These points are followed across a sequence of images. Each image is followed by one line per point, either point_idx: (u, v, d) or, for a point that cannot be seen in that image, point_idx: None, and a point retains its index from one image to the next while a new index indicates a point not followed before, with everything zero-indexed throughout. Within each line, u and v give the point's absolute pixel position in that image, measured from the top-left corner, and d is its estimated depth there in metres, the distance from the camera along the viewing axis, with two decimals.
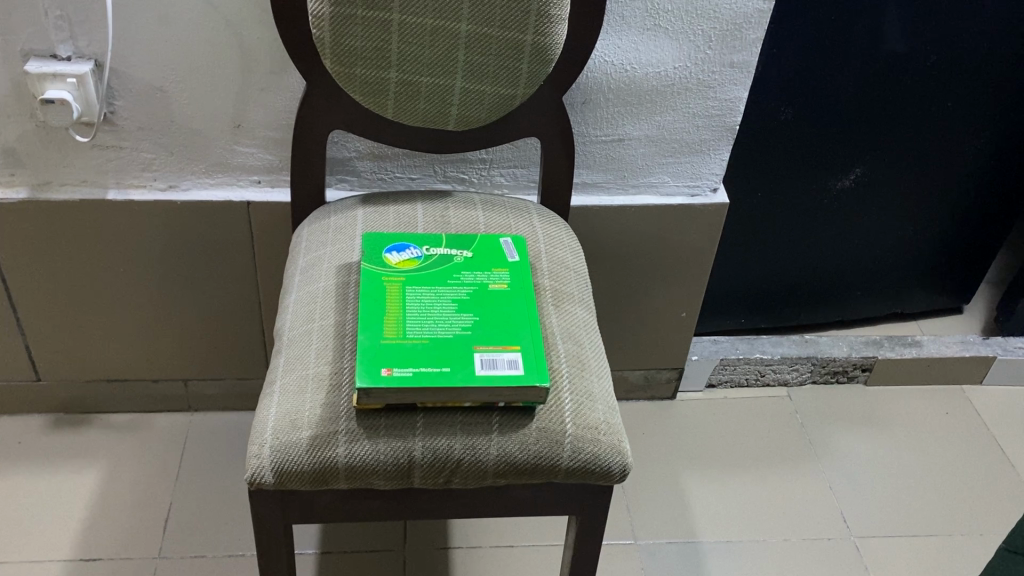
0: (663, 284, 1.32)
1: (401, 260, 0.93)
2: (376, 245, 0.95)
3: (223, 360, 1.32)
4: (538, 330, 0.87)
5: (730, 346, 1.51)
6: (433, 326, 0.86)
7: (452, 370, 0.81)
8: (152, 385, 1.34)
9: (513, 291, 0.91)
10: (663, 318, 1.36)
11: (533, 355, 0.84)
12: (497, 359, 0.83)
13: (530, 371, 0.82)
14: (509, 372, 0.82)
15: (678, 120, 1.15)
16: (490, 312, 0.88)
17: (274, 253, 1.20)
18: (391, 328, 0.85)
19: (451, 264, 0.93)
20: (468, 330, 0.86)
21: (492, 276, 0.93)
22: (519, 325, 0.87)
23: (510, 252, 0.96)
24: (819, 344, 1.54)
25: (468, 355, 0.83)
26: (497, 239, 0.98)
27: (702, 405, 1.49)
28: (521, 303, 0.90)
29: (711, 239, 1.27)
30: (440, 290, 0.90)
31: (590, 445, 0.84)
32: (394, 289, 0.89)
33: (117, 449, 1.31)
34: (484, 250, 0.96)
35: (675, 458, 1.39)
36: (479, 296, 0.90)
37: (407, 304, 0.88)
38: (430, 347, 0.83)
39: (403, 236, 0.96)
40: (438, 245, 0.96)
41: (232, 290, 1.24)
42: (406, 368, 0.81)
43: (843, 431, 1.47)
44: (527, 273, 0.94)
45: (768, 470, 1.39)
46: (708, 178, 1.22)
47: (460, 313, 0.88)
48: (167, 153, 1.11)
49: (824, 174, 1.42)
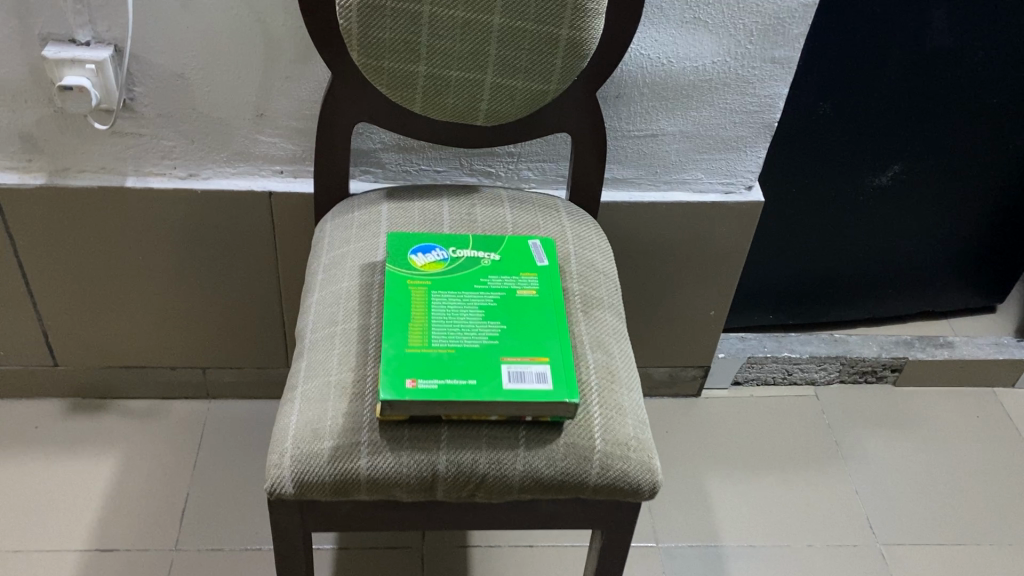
0: (692, 282, 1.28)
1: (427, 262, 0.90)
2: (399, 245, 0.92)
3: (242, 349, 1.30)
4: (569, 341, 0.85)
5: (757, 344, 1.47)
6: (460, 333, 0.83)
7: (479, 383, 0.79)
8: (170, 372, 1.32)
9: (543, 298, 0.88)
10: (692, 316, 1.33)
11: (562, 368, 0.81)
12: (525, 372, 0.80)
13: (559, 386, 0.79)
14: (537, 386, 0.79)
15: (714, 116, 1.11)
16: (518, 321, 0.85)
17: (294, 243, 1.18)
18: (415, 336, 0.82)
19: (478, 267, 0.90)
20: (495, 340, 0.83)
21: (521, 282, 0.89)
22: (549, 336, 0.84)
23: (539, 255, 0.92)
24: (849, 344, 1.50)
25: (496, 367, 0.80)
26: (525, 240, 0.94)
27: (726, 403, 1.46)
28: (549, 313, 0.87)
29: (743, 238, 1.23)
30: (467, 296, 0.87)
31: (619, 462, 0.82)
32: (419, 294, 0.86)
33: (133, 437, 1.29)
34: (512, 252, 0.92)
35: (698, 458, 1.37)
36: (507, 302, 0.87)
37: (433, 310, 0.85)
38: (457, 358, 0.81)
39: (428, 237, 0.93)
40: (465, 246, 0.92)
41: (251, 280, 1.22)
42: (432, 380, 0.78)
43: (871, 434, 1.44)
44: (556, 279, 0.91)
45: (793, 472, 1.36)
46: (744, 176, 1.18)
47: (487, 321, 0.85)
48: (188, 141, 1.08)
49: (862, 170, 1.37)
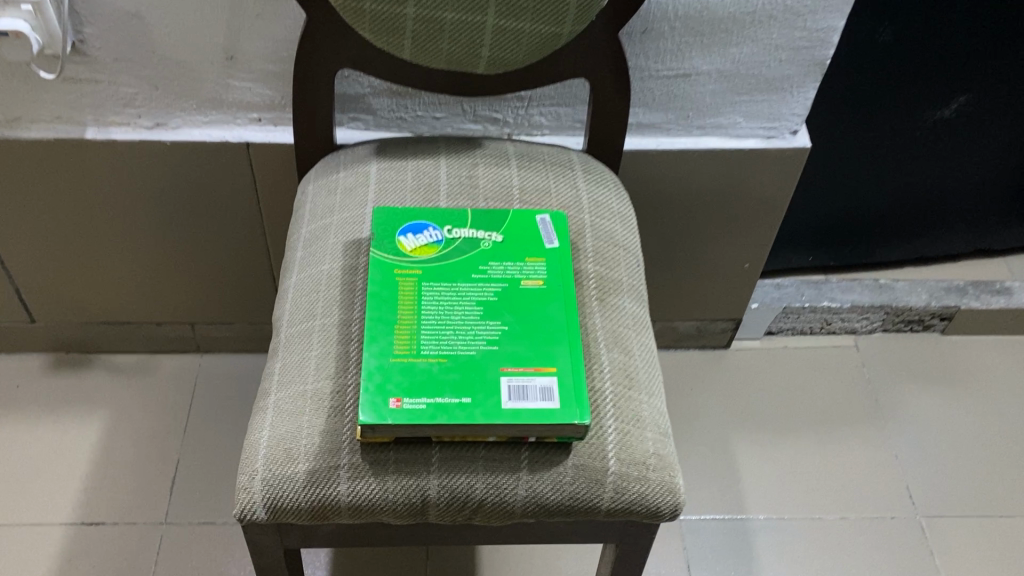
0: (724, 234, 1.15)
1: (418, 246, 0.78)
2: (387, 223, 0.79)
3: (232, 305, 1.20)
4: (580, 345, 0.73)
5: (795, 292, 1.35)
6: (453, 338, 0.72)
7: (474, 403, 0.68)
8: (156, 328, 1.23)
9: (550, 291, 0.76)
10: (723, 268, 1.20)
11: (571, 382, 0.70)
12: (527, 387, 0.69)
13: (567, 405, 0.69)
14: (540, 405, 0.68)
15: (757, 53, 0.95)
16: (521, 321, 0.73)
17: (280, 196, 1.06)
18: (403, 343, 0.71)
19: (476, 253, 0.78)
20: (494, 347, 0.72)
21: (526, 269, 0.77)
22: (556, 339, 0.73)
23: (548, 236, 0.80)
24: (894, 291, 1.37)
25: (494, 382, 0.69)
26: (532, 215, 0.81)
27: (758, 355, 1.35)
28: (558, 309, 0.75)
29: (785, 187, 1.09)
30: (464, 289, 0.75)
31: (635, 485, 0.71)
32: (409, 287, 0.75)
33: (120, 397, 1.22)
34: (516, 231, 0.80)
35: (725, 419, 1.27)
36: (509, 296, 0.75)
37: (424, 308, 0.73)
38: (449, 370, 0.70)
39: (421, 213, 0.81)
40: (462, 225, 0.80)
41: (236, 234, 1.11)
42: (420, 400, 0.68)
43: (915, 389, 1.33)
44: (567, 265, 0.78)
45: (828, 434, 1.26)
46: (788, 120, 1.03)
47: (485, 320, 0.73)
48: (151, 88, 0.94)
49: (922, 102, 1.21)
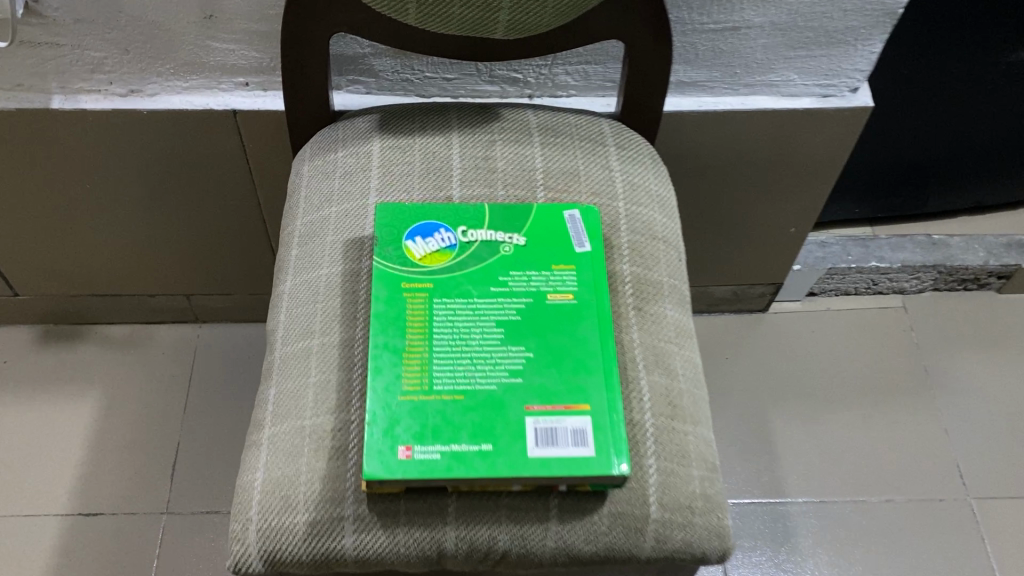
0: (768, 198, 1.04)
1: (429, 253, 0.67)
2: (392, 224, 0.69)
3: (229, 277, 1.11)
4: (616, 373, 0.64)
5: (840, 251, 1.24)
6: (471, 369, 0.62)
7: (495, 451, 0.59)
8: (149, 300, 1.14)
9: (582, 306, 0.66)
10: (765, 232, 1.09)
11: (607, 422, 0.61)
12: (555, 430, 0.60)
13: (601, 451, 0.59)
14: (571, 452, 0.59)
15: (819, 4, 0.81)
16: (549, 345, 0.64)
17: (274, 167, 0.95)
18: (412, 377, 0.62)
19: (496, 260, 0.68)
20: (518, 379, 0.62)
21: (553, 280, 0.67)
22: (589, 369, 0.63)
23: (579, 237, 0.69)
24: (950, 248, 1.25)
25: (518, 425, 0.60)
26: (559, 210, 0.71)
27: (799, 319, 1.26)
28: (591, 330, 0.65)
29: (840, 148, 0.97)
30: (483, 307, 0.65)
31: (679, 531, 0.63)
32: (418, 306, 0.65)
33: (115, 373, 1.14)
34: (541, 232, 0.69)
35: (761, 391, 1.19)
36: (535, 315, 0.65)
37: (436, 332, 0.64)
38: (466, 410, 0.61)
39: (431, 210, 0.70)
40: (479, 225, 0.69)
41: (229, 205, 1.00)
42: (433, 449, 0.59)
43: (967, 356, 1.23)
44: (601, 272, 0.68)
45: (873, 407, 1.18)
46: (849, 76, 0.90)
47: (507, 345, 0.64)
48: (121, 51, 0.82)
49: (995, 41, 1.07)
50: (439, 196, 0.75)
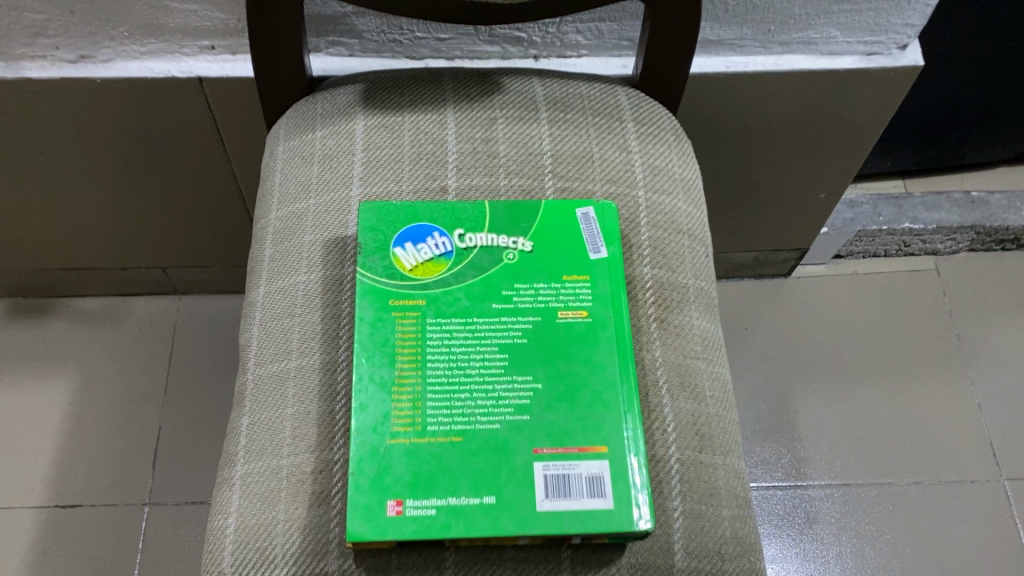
0: (799, 162, 0.94)
1: (421, 263, 0.59)
2: (378, 228, 0.60)
3: (208, 249, 1.02)
4: (636, 405, 0.55)
5: (870, 211, 1.15)
6: (471, 404, 0.54)
7: (498, 505, 0.51)
8: (123, 273, 1.05)
9: (597, 325, 0.57)
10: (793, 197, 1.00)
11: (628, 466, 0.53)
12: (567, 478, 0.52)
13: (621, 503, 0.51)
14: (586, 505, 0.51)
15: None
16: (560, 374, 0.56)
17: (249, 137, 0.85)
18: (403, 414, 0.54)
19: (498, 270, 0.59)
20: (525, 415, 0.54)
21: (564, 294, 0.58)
22: (606, 402, 0.55)
23: (593, 241, 0.60)
24: (989, 207, 1.15)
25: (525, 472, 0.52)
26: (570, 208, 0.62)
27: (823, 283, 1.17)
28: (608, 354, 0.57)
29: (882, 109, 0.87)
30: (483, 328, 0.57)
31: None
32: (409, 328, 0.56)
33: (91, 351, 1.06)
34: (550, 236, 0.60)
35: (782, 364, 1.11)
36: (544, 337, 0.57)
37: (431, 359, 0.55)
38: (466, 455, 0.53)
39: (424, 210, 0.61)
40: (478, 228, 0.61)
41: (201, 176, 0.91)
42: (427, 503, 0.51)
43: (1005, 323, 1.14)
44: (619, 282, 0.59)
45: (901, 380, 1.10)
46: (898, 32, 0.79)
47: (513, 374, 0.55)
48: (67, 14, 0.72)
49: None
50: (432, 186, 0.65)
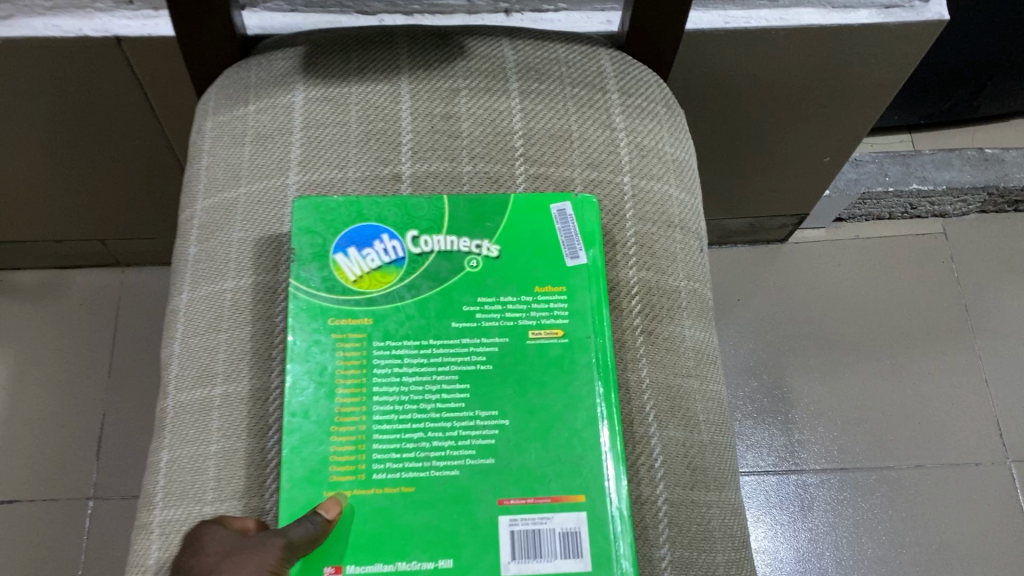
0: (802, 124, 0.84)
1: (367, 274, 0.49)
2: (315, 230, 0.50)
3: (148, 219, 0.93)
4: (620, 444, 0.47)
5: (875, 171, 1.06)
6: (424, 447, 0.45)
7: (456, 570, 0.43)
8: (57, 245, 0.96)
9: (574, 348, 0.48)
10: (793, 161, 0.91)
11: (609, 520, 0.44)
12: (538, 535, 0.44)
13: (599, 566, 0.43)
14: (558, 569, 0.43)
15: None
16: (530, 408, 0.47)
17: (182, 102, 0.75)
18: (344, 460, 0.45)
19: (458, 280, 0.49)
20: (489, 459, 0.45)
21: (536, 310, 0.49)
22: (585, 441, 0.46)
23: (570, 245, 0.50)
24: (1004, 165, 1.07)
25: (489, 528, 0.44)
26: (543, 203, 0.52)
27: (823, 249, 1.09)
28: (588, 383, 0.47)
29: (897, 67, 0.77)
30: (440, 352, 0.47)
31: None
32: (352, 353, 0.47)
33: (25, 329, 0.97)
34: (520, 238, 0.50)
35: (777, 339, 1.04)
36: (511, 363, 0.47)
37: (376, 393, 0.46)
38: (418, 510, 0.44)
39: (370, 206, 0.50)
40: (435, 228, 0.50)
41: (132, 144, 0.80)
42: (371, 569, 0.43)
43: (1015, 290, 1.06)
44: (601, 295, 0.50)
45: (903, 354, 1.03)
46: None
47: (475, 409, 0.46)
48: None
49: None
50: (383, 173, 0.56)
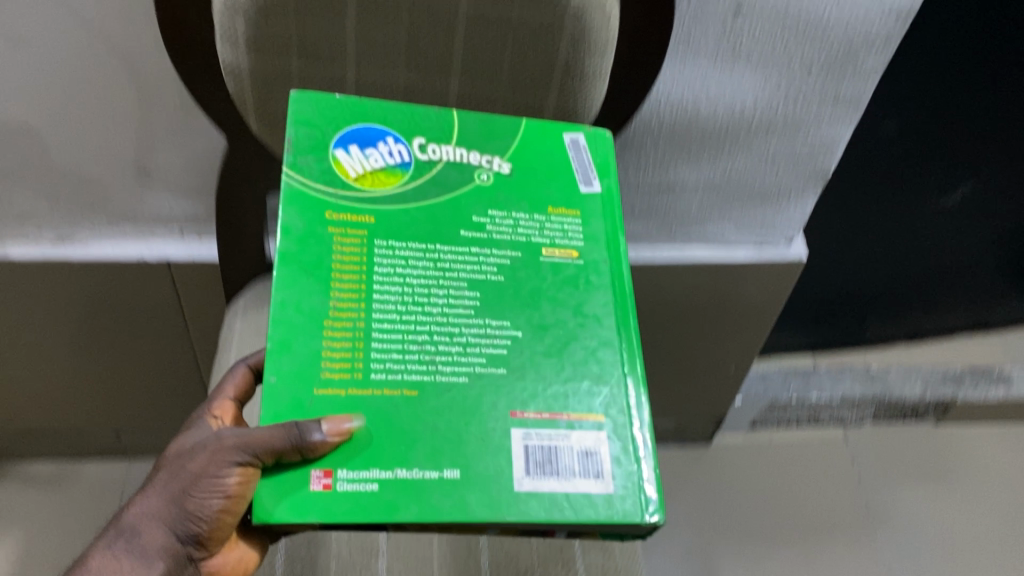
0: (707, 341, 1.04)
1: (369, 172, 0.50)
2: (313, 122, 0.50)
3: (160, 414, 1.08)
4: (640, 365, 0.49)
5: (781, 383, 1.28)
6: (429, 350, 0.46)
7: (462, 479, 0.43)
8: (75, 436, 1.10)
9: (587, 273, 0.51)
10: (706, 370, 1.10)
11: (630, 432, 0.46)
12: (553, 451, 0.45)
13: (624, 488, 0.44)
14: (581, 487, 0.44)
15: (750, 164, 0.84)
16: (545, 323, 0.49)
17: (208, 314, 0.93)
18: (340, 358, 0.45)
19: (469, 190, 0.51)
20: (499, 369, 0.47)
21: (551, 229, 0.52)
22: (603, 360, 0.49)
23: (585, 173, 0.54)
24: (888, 380, 1.29)
25: (503, 439, 0.45)
26: (556, 131, 0.55)
27: (744, 452, 1.25)
28: (604, 304, 0.50)
29: (777, 296, 0.98)
30: (449, 259, 0.49)
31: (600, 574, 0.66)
32: (352, 246, 0.48)
33: (34, 513, 1.08)
34: (532, 161, 0.53)
35: (707, 527, 1.17)
36: (524, 275, 0.49)
37: (379, 292, 0.47)
38: (421, 414, 0.44)
39: (375, 109, 0.52)
40: (444, 139, 0.52)
41: (160, 349, 0.97)
42: (365, 477, 0.42)
43: (909, 489, 1.22)
44: (614, 217, 0.53)
45: (817, 543, 1.17)
46: (782, 230, 0.92)
47: (484, 317, 0.48)
48: (53, 203, 0.82)
49: (925, 188, 1.12)
50: None
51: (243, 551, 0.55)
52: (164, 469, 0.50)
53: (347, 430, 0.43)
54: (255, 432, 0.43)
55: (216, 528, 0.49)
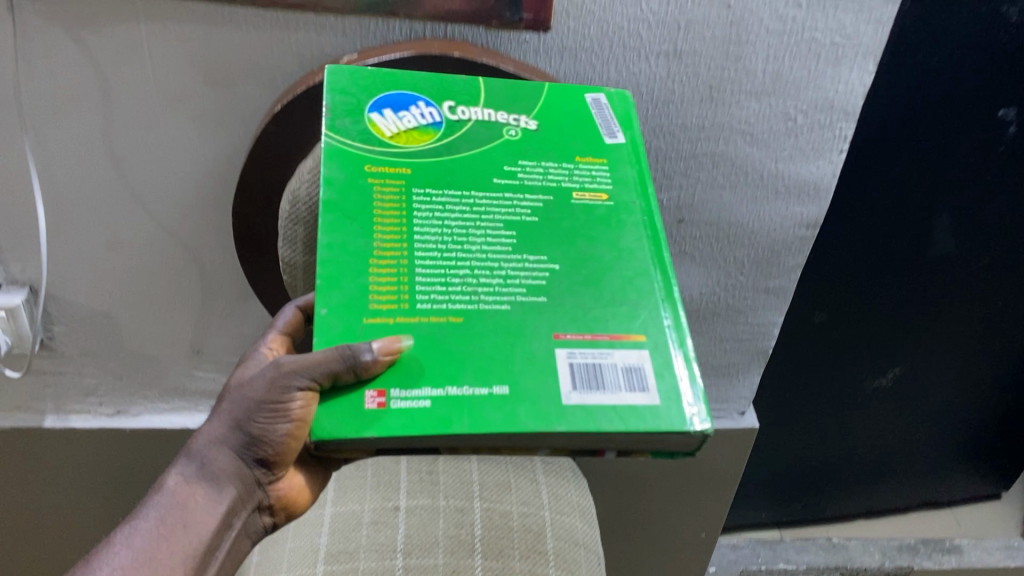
0: (677, 508, 1.17)
1: (403, 131, 0.59)
2: (349, 91, 0.60)
3: None
4: (672, 291, 0.56)
5: (751, 553, 1.42)
6: (472, 283, 0.54)
7: (511, 394, 0.50)
8: None
9: (615, 214, 0.59)
10: (679, 537, 1.22)
11: (663, 351, 0.53)
12: (596, 368, 0.52)
13: (665, 398, 0.51)
14: (624, 399, 0.51)
15: (703, 344, 1.02)
16: (580, 258, 0.56)
17: None
18: (387, 292, 0.53)
19: (499, 145, 0.60)
20: (539, 297, 0.54)
21: (580, 175, 0.60)
22: (637, 286, 0.56)
23: (608, 126, 0.63)
24: (847, 549, 1.42)
25: (550, 359, 0.52)
26: (578, 93, 0.64)
27: None
28: (635, 239, 0.58)
29: (735, 463, 1.12)
30: (486, 204, 0.57)
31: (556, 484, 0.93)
32: (394, 195, 0.56)
33: None
34: (555, 116, 0.62)
35: None
36: (556, 216, 0.57)
37: (420, 233, 0.55)
38: (467, 339, 0.52)
39: (407, 79, 0.61)
40: (472, 102, 0.61)
41: None
42: (418, 395, 0.49)
43: None
44: (635, 164, 0.62)
45: None
46: (736, 403, 1.09)
47: (523, 253, 0.55)
48: (116, 378, 0.98)
49: (860, 375, 1.27)
50: (388, 504, 0.85)
51: (305, 477, 0.63)
52: (227, 398, 0.57)
53: (394, 349, 0.50)
54: (309, 354, 0.50)
55: (282, 450, 0.56)
